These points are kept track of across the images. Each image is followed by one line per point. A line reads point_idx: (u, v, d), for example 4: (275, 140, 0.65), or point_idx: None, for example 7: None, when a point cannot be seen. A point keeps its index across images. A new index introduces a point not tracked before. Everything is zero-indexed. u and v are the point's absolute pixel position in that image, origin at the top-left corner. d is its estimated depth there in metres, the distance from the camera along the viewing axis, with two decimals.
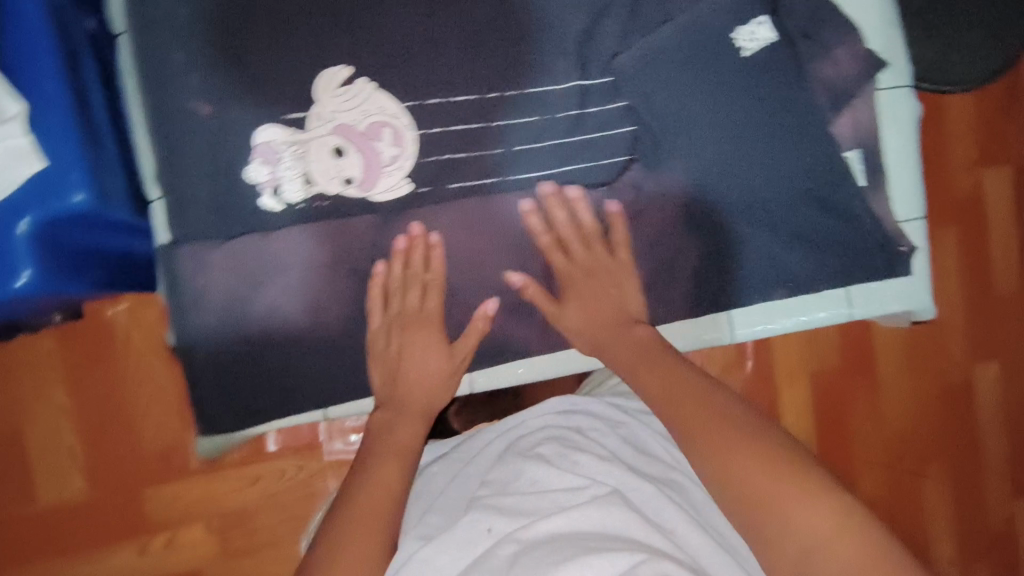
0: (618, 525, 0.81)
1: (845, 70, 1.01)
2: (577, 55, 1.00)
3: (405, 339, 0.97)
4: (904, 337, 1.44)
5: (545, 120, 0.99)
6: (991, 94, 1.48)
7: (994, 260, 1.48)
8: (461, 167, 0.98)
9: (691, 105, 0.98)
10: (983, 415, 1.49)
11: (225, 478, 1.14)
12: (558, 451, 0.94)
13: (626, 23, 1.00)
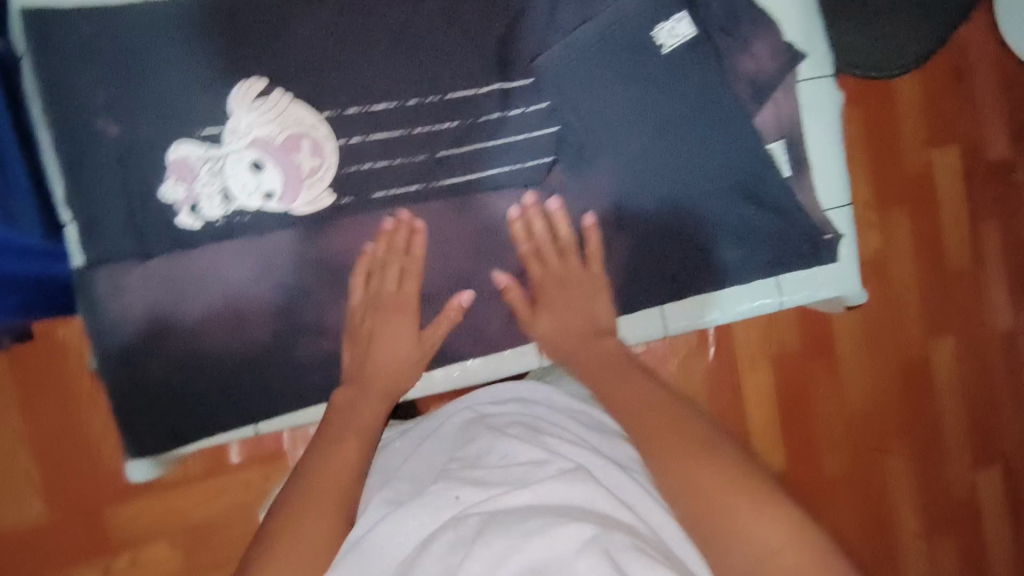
0: (587, 499, 0.80)
1: (762, 63, 1.13)
2: (496, 60, 1.09)
3: (377, 324, 1.05)
4: (862, 317, 1.47)
5: (477, 122, 1.08)
6: (936, 77, 1.52)
7: (945, 239, 1.53)
8: (400, 173, 1.06)
9: (619, 100, 1.09)
10: (942, 390, 1.53)
11: (187, 493, 1.13)
12: (523, 429, 0.94)
13: (547, 28, 1.10)
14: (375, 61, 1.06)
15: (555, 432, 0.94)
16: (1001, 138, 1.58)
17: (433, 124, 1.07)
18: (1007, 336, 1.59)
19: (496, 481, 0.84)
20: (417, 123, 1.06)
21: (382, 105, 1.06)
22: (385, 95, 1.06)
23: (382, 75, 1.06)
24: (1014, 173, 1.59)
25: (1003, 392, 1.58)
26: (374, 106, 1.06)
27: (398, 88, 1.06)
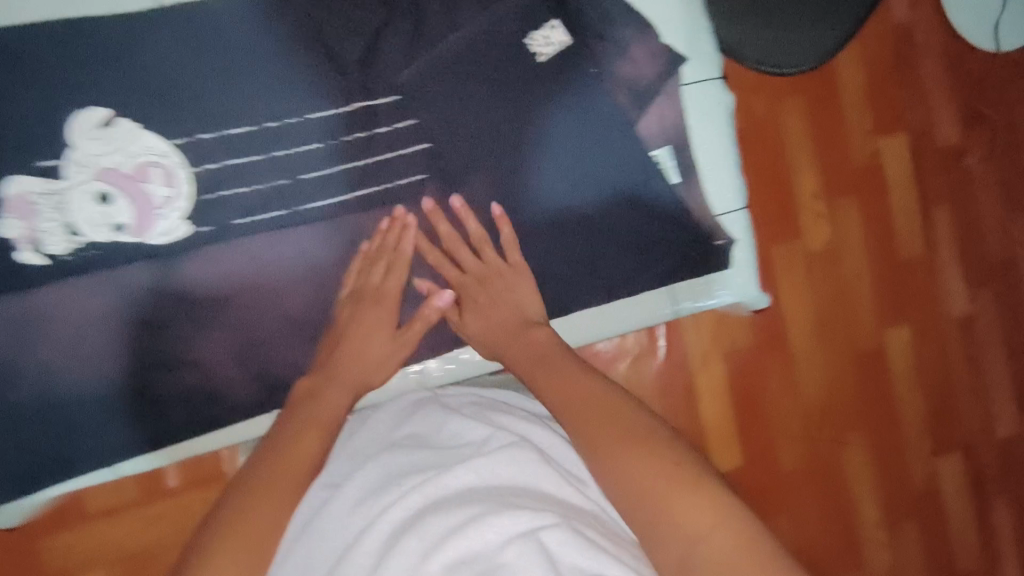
0: (528, 479, 0.85)
1: (640, 67, 1.24)
2: (360, 78, 1.14)
3: (357, 314, 1.09)
4: (815, 310, 1.45)
5: (363, 136, 1.14)
6: (881, 63, 1.50)
7: (896, 227, 1.51)
8: (322, 186, 1.12)
9: (502, 110, 1.17)
10: (898, 378, 1.52)
11: (124, 518, 1.12)
12: (475, 410, 0.99)
13: (410, 47, 1.15)
14: (256, 84, 1.12)
15: (507, 413, 0.98)
16: (950, 123, 1.56)
17: (318, 143, 1.12)
18: (964, 321, 1.58)
19: (442, 457, 0.88)
20: (310, 141, 1.12)
21: (268, 124, 1.12)
22: (269, 115, 1.12)
23: (264, 96, 1.12)
24: (965, 158, 1.58)
25: (961, 377, 1.58)
26: (262, 126, 1.11)
27: (282, 109, 1.12)
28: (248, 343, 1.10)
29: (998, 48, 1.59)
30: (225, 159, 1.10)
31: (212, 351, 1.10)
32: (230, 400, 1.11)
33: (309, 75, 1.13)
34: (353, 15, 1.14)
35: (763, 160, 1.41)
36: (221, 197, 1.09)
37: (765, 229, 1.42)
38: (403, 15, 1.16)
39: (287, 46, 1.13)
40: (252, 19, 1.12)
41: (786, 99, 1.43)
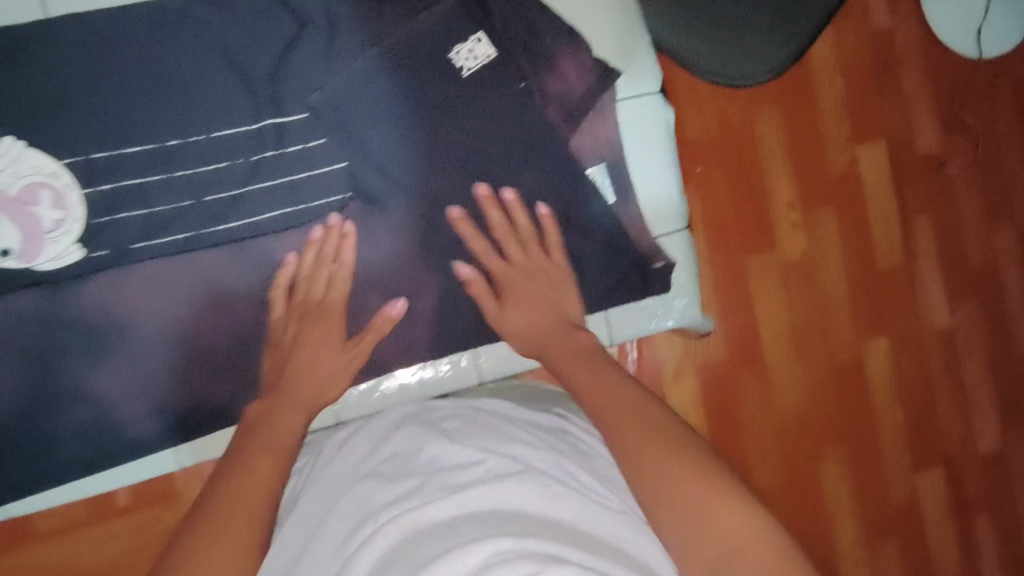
0: (536, 510, 0.66)
1: (571, 87, 1.01)
2: (263, 95, 0.93)
3: (302, 335, 0.91)
4: (791, 322, 1.42)
5: (261, 156, 0.92)
6: (862, 66, 1.46)
7: (875, 237, 1.47)
8: (243, 202, 0.92)
9: (416, 123, 0.94)
10: (877, 391, 1.49)
11: (80, 538, 1.08)
12: (466, 427, 0.79)
13: (320, 62, 0.95)
14: (139, 101, 0.90)
15: (503, 429, 0.79)
16: (932, 130, 1.52)
17: (221, 162, 0.92)
18: (946, 333, 1.54)
19: (425, 482, 0.69)
20: (211, 160, 0.91)
21: (165, 143, 0.91)
22: (158, 131, 0.90)
23: (148, 114, 0.90)
24: (946, 167, 1.54)
25: (943, 390, 1.54)
26: (160, 145, 0.90)
27: (177, 125, 0.91)
28: (149, 377, 0.93)
29: (981, 54, 1.54)
30: (117, 178, 0.89)
31: (111, 387, 0.92)
32: (129, 439, 0.94)
33: (204, 89, 0.92)
34: (254, 26, 0.94)
35: (739, 170, 1.37)
36: (108, 221, 0.89)
37: (739, 242, 1.37)
38: (310, 25, 0.95)
39: (176, 59, 0.92)
40: (131, 23, 0.92)
41: (762, 107, 1.38)
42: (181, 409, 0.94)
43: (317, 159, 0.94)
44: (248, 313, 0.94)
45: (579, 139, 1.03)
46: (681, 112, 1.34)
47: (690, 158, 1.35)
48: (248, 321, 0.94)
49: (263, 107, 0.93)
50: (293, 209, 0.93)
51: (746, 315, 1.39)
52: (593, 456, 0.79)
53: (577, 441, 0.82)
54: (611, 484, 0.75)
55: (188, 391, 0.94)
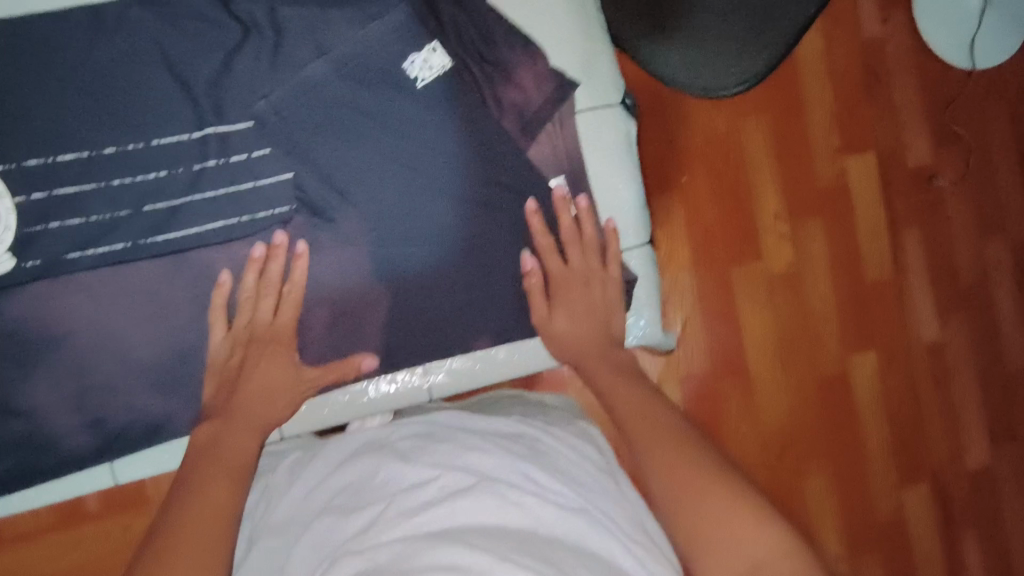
0: (509, 532, 0.52)
1: (532, 95, 0.87)
2: (198, 103, 0.80)
3: (249, 361, 0.77)
4: (776, 333, 1.35)
5: (193, 170, 0.80)
6: (851, 75, 1.39)
7: (863, 250, 1.40)
8: (183, 214, 0.80)
9: (368, 133, 0.83)
10: (864, 410, 1.40)
11: (44, 541, 1.00)
12: (422, 444, 0.62)
13: (265, 72, 0.81)
14: (65, 109, 0.78)
15: (463, 438, 0.63)
16: (924, 143, 1.44)
17: (159, 170, 0.79)
18: (937, 350, 1.45)
19: (379, 515, 0.54)
20: (151, 168, 0.79)
21: (105, 152, 0.78)
22: (81, 143, 0.78)
23: (74, 119, 0.78)
24: (938, 179, 1.45)
25: (933, 409, 1.44)
26: (96, 152, 0.78)
27: (116, 134, 0.79)
28: (74, 392, 0.80)
29: (974, 66, 1.44)
30: (56, 184, 0.78)
31: (34, 403, 0.80)
32: (52, 457, 0.81)
33: (131, 98, 0.79)
34: (190, 33, 0.81)
35: (721, 180, 1.32)
36: (35, 231, 0.77)
37: (724, 251, 1.32)
38: (253, 31, 0.82)
39: (107, 64, 0.79)
40: (61, 18, 0.79)
41: (748, 116, 1.33)
42: (110, 426, 0.81)
43: (263, 172, 0.81)
44: (182, 331, 0.81)
45: (538, 150, 0.88)
46: (665, 122, 1.29)
47: (675, 167, 1.30)
48: (180, 340, 0.81)
49: (203, 114, 0.80)
50: (234, 220, 0.80)
51: (729, 328, 1.33)
52: (552, 453, 0.64)
53: (545, 442, 0.66)
54: (583, 487, 0.60)
55: (115, 407, 0.81)
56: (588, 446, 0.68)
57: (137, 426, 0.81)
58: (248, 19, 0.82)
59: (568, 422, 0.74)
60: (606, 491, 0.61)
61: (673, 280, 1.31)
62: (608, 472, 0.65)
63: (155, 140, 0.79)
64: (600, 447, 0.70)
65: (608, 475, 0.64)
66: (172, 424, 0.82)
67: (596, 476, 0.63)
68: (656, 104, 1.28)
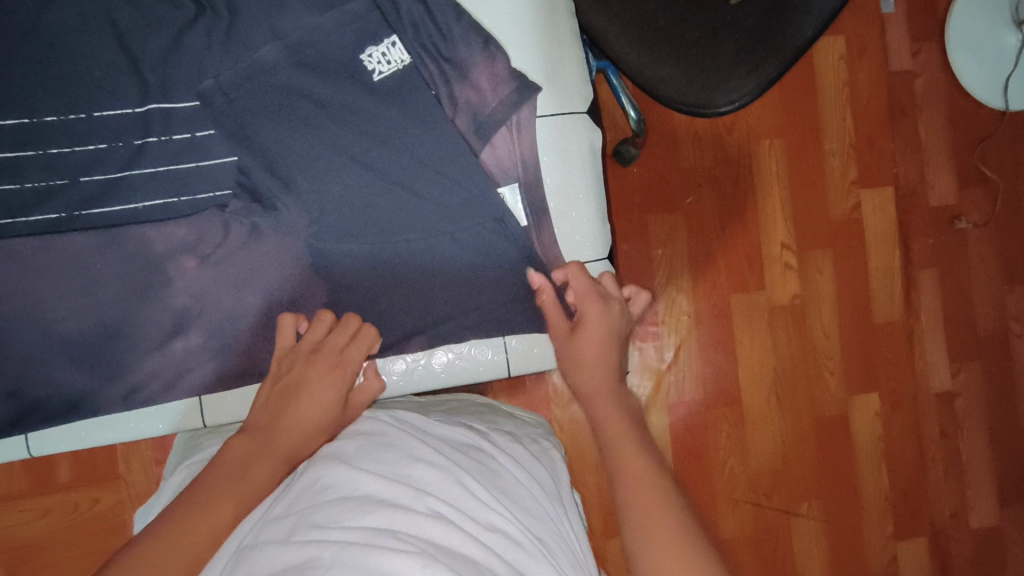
0: (460, 559, 0.42)
1: (494, 85, 0.63)
2: (80, 32, 0.58)
3: (312, 384, 0.58)
4: (774, 367, 1.26)
5: (131, 118, 0.59)
6: (872, 108, 1.30)
7: (873, 287, 1.30)
8: (120, 187, 0.60)
9: (308, 93, 0.61)
10: (863, 457, 1.30)
11: (2, 510, 0.90)
12: (362, 445, 0.52)
13: (215, 54, 0.60)
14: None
15: (409, 445, 0.52)
16: (947, 181, 1.33)
17: (99, 143, 0.59)
18: (946, 400, 1.34)
19: (303, 520, 0.44)
20: (93, 137, 0.59)
21: (41, 118, 0.58)
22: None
23: None
24: (961, 222, 1.34)
25: (935, 461, 1.33)
26: (35, 120, 0.58)
27: (47, 100, 0.58)
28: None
29: (1008, 106, 1.31)
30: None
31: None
32: None
33: (72, 70, 0.58)
34: (140, 6, 0.60)
35: (729, 204, 1.24)
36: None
37: (725, 279, 1.24)
38: (209, 8, 0.61)
39: (32, 33, 0.57)
40: None
41: (763, 141, 1.25)
42: (27, 397, 0.60)
43: (212, 158, 0.61)
44: (121, 299, 0.61)
45: (493, 155, 0.65)
46: (675, 142, 1.22)
47: (680, 187, 1.22)
48: (125, 307, 0.61)
49: (149, 90, 0.60)
50: (175, 200, 0.61)
51: (726, 357, 1.24)
52: (501, 474, 0.54)
53: (496, 463, 0.56)
54: (532, 518, 0.50)
55: (32, 379, 0.60)
56: (537, 469, 0.58)
57: (56, 401, 0.61)
58: None
59: (530, 440, 0.65)
60: (556, 524, 0.52)
61: (669, 301, 1.22)
62: (555, 498, 0.56)
63: (97, 114, 0.59)
64: (553, 473, 0.60)
65: (553, 499, 0.55)
66: (97, 401, 0.62)
67: (544, 504, 0.53)
68: (664, 124, 1.22)
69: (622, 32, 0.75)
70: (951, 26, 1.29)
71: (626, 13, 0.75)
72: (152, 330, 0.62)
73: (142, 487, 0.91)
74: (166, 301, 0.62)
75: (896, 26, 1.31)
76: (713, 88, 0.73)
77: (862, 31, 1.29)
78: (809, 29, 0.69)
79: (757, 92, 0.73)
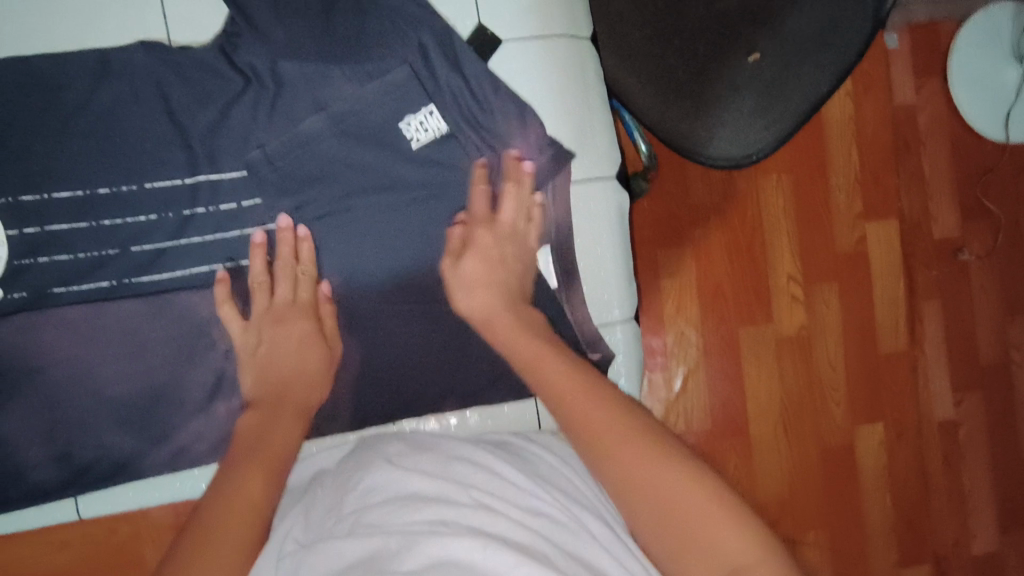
0: (514, 542, 0.47)
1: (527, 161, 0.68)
2: (135, 107, 0.64)
3: (288, 336, 0.64)
4: (781, 398, 1.28)
5: (179, 190, 0.65)
6: (877, 141, 1.32)
7: (878, 317, 1.32)
8: (172, 256, 0.65)
9: (353, 159, 0.67)
10: (866, 484, 1.31)
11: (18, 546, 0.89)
12: (401, 448, 0.60)
13: (262, 123, 0.66)
14: (42, 148, 0.62)
15: (448, 449, 0.60)
16: (949, 214, 1.36)
17: (151, 214, 0.64)
18: (948, 429, 1.36)
19: (360, 517, 0.50)
20: (144, 209, 0.64)
21: (94, 190, 0.63)
22: (53, 192, 0.62)
23: (53, 157, 0.62)
24: (963, 253, 1.36)
25: (938, 490, 1.35)
26: (88, 191, 0.63)
27: (102, 173, 0.63)
28: (46, 423, 0.63)
29: (1009, 139, 1.33)
30: (48, 224, 0.63)
31: (9, 424, 0.63)
32: (19, 489, 0.64)
33: (126, 145, 0.63)
34: (187, 79, 0.64)
35: (740, 238, 1.26)
36: (25, 264, 0.62)
37: (734, 309, 1.26)
38: (256, 81, 0.65)
39: (86, 106, 0.63)
40: None
41: (770, 174, 1.28)
42: (77, 460, 0.64)
43: (256, 226, 0.66)
44: (167, 363, 0.65)
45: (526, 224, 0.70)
46: (685, 175, 1.24)
47: (689, 221, 1.25)
48: (169, 370, 0.65)
49: (197, 161, 0.65)
50: (221, 266, 0.66)
51: (733, 389, 1.26)
52: (533, 460, 0.62)
53: (528, 451, 0.64)
54: (572, 500, 0.56)
55: (82, 441, 0.64)
56: (570, 456, 0.65)
57: (104, 463, 0.64)
58: (250, 64, 0.65)
59: None
60: (595, 497, 0.58)
61: (678, 333, 1.24)
62: (590, 478, 0.62)
63: (149, 186, 0.64)
64: None
65: (584, 472, 0.62)
66: (143, 461, 0.65)
67: (584, 485, 0.59)
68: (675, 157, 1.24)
69: (644, 87, 0.75)
70: (956, 63, 1.30)
71: (646, 70, 0.75)
72: (193, 391, 0.65)
73: (163, 522, 0.92)
74: (207, 361, 0.66)
75: (901, 61, 1.33)
76: (730, 146, 0.73)
77: (867, 67, 1.32)
78: (825, 84, 0.68)
79: (776, 146, 0.72)
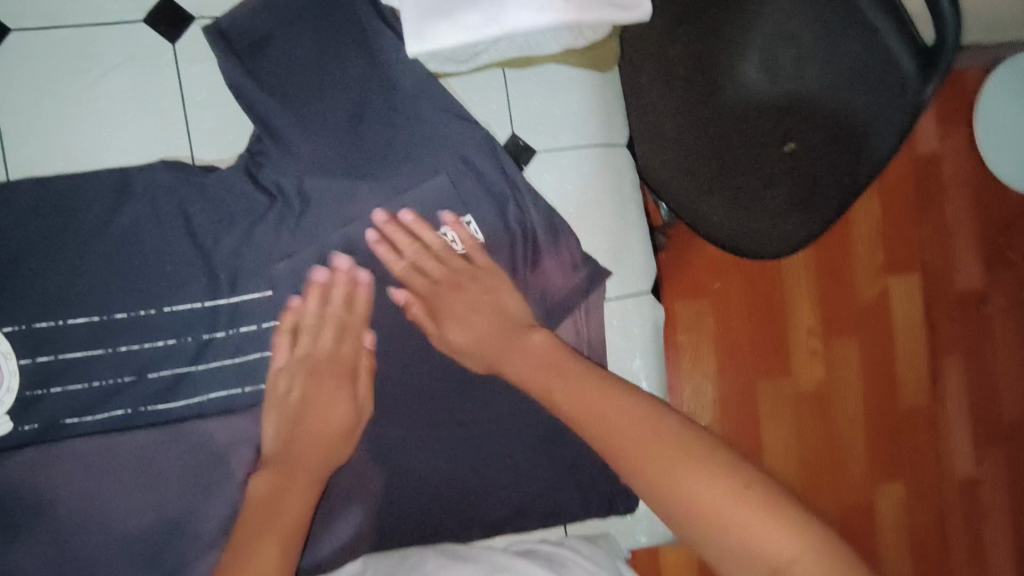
0: None
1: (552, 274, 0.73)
2: (160, 234, 0.67)
3: (316, 389, 0.66)
4: (799, 454, 1.25)
5: (196, 314, 0.67)
6: (899, 192, 1.29)
7: (898, 373, 1.29)
8: (189, 381, 0.67)
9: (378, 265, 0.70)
10: (886, 542, 1.28)
11: None
12: (441, 562, 0.60)
13: (285, 239, 0.69)
14: (63, 277, 0.65)
15: (488, 559, 0.60)
16: (973, 266, 1.32)
17: (168, 338, 0.67)
18: (969, 485, 1.32)
19: None
20: (162, 334, 0.67)
21: (111, 316, 0.66)
22: (68, 318, 0.65)
23: (73, 288, 0.65)
24: (985, 306, 1.33)
25: (959, 548, 1.32)
26: (104, 317, 0.66)
27: (119, 299, 0.66)
28: (55, 560, 0.64)
29: None
30: (61, 352, 0.65)
31: (15, 555, 0.63)
32: None
33: (147, 273, 0.66)
34: (210, 199, 0.68)
35: (760, 291, 1.23)
36: (39, 395, 0.65)
37: (752, 363, 1.23)
38: (282, 199, 0.69)
39: (105, 231, 0.66)
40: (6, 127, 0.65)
41: None
42: None
43: None
44: (180, 491, 0.66)
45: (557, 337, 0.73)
46: None
47: (710, 273, 1.21)
48: (182, 497, 0.66)
49: (218, 286, 0.68)
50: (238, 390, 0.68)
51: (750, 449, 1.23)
52: (569, 565, 0.61)
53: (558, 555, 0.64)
54: None
55: None
56: (599, 557, 0.65)
57: None
58: (275, 182, 0.69)
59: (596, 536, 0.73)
60: None
61: (695, 389, 1.22)
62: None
63: (168, 309, 0.67)
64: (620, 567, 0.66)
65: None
66: None
67: None
68: None
69: (672, 175, 0.72)
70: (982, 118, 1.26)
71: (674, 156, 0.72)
72: (208, 524, 0.66)
73: None
74: (222, 493, 0.67)
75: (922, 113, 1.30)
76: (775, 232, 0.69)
77: None
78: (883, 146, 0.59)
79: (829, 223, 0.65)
